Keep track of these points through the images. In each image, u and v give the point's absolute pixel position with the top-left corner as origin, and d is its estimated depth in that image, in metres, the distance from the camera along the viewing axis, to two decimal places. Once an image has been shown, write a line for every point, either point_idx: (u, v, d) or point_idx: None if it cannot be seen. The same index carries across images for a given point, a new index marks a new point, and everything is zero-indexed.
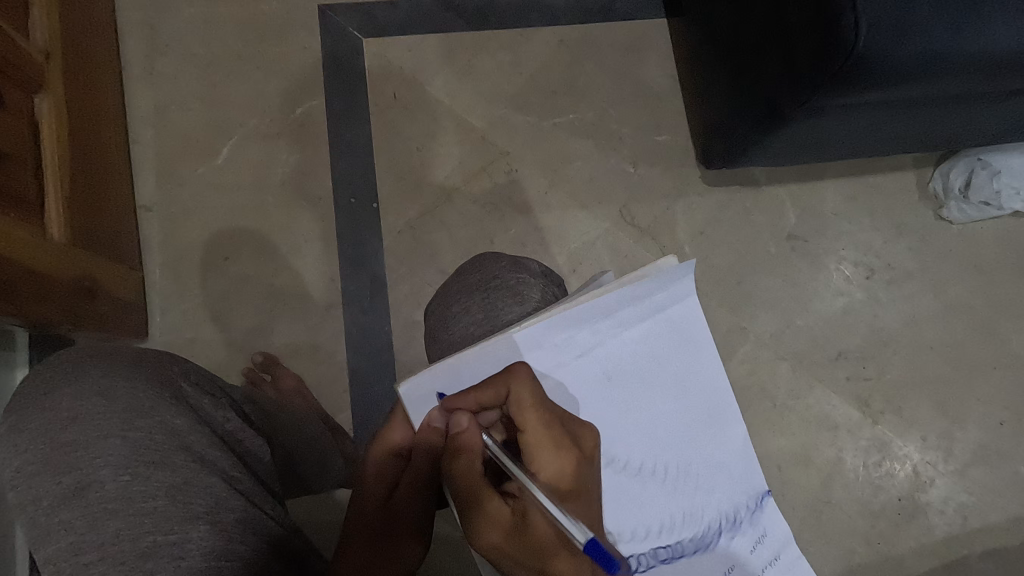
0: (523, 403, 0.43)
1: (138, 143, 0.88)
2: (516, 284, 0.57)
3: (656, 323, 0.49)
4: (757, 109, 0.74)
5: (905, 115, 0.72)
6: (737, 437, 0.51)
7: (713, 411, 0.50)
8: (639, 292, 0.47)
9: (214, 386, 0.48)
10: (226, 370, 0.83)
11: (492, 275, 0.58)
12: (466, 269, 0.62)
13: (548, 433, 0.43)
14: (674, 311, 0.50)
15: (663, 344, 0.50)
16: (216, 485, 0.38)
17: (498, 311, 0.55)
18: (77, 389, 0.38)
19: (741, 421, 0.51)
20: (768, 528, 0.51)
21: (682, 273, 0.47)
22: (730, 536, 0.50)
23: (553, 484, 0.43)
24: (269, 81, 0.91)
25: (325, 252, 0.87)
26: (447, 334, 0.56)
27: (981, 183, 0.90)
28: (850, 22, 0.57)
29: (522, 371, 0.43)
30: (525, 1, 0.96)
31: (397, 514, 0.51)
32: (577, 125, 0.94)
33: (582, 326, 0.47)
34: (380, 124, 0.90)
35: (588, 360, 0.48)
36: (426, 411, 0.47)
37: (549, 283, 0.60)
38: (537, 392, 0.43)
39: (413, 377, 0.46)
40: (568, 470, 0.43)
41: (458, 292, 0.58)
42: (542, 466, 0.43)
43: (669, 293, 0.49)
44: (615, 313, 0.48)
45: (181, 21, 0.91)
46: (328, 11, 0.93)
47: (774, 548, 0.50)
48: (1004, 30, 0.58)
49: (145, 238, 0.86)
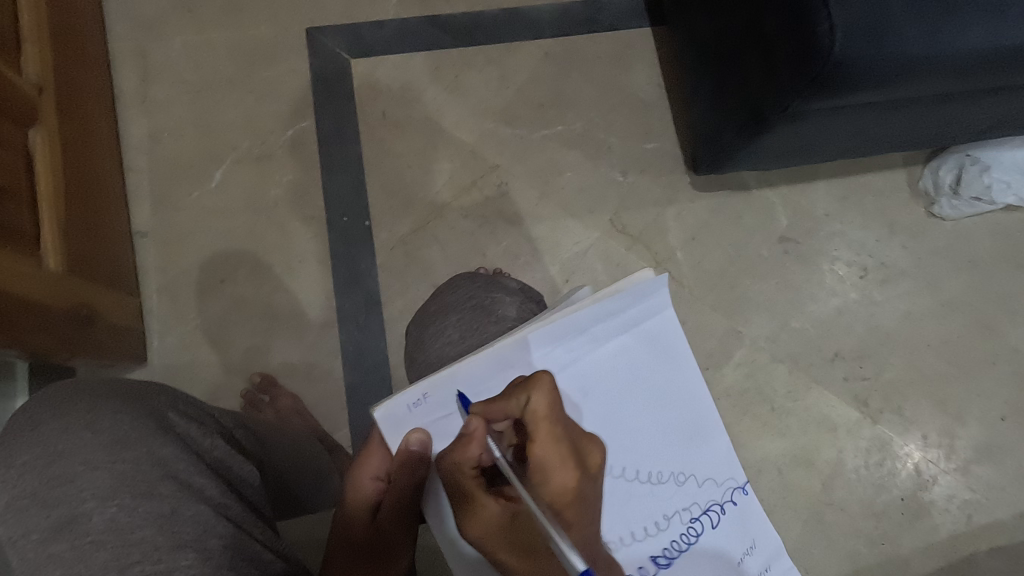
0: (538, 414, 0.43)
1: (132, 170, 0.90)
2: (491, 302, 0.58)
3: (631, 338, 0.50)
4: (743, 114, 0.75)
5: (887, 116, 0.72)
6: (723, 452, 0.52)
7: (696, 426, 0.52)
8: (616, 307, 0.48)
9: (201, 414, 0.49)
10: (224, 391, 0.84)
11: (467, 295, 0.59)
12: (442, 290, 0.63)
13: (556, 447, 0.43)
14: (649, 324, 0.50)
15: (638, 357, 0.51)
16: (204, 513, 0.39)
17: (475, 328, 0.56)
18: (64, 423, 0.39)
19: (725, 434, 0.52)
20: (757, 540, 0.53)
21: (655, 287, 0.48)
22: (722, 551, 0.52)
23: (551, 498, 0.43)
24: (261, 104, 0.92)
25: (320, 270, 0.88)
26: (425, 353, 0.57)
27: (971, 179, 0.90)
28: (825, 29, 0.57)
29: (543, 381, 0.43)
30: (510, 15, 0.97)
31: (385, 533, 0.52)
32: (565, 135, 0.94)
33: (557, 343, 0.49)
34: (370, 142, 0.92)
35: (565, 377, 0.50)
36: (407, 428, 0.48)
37: (525, 299, 0.62)
38: (552, 404, 0.43)
39: (389, 401, 0.47)
40: (566, 487, 0.43)
41: (434, 314, 0.59)
42: (543, 480, 0.43)
43: (644, 306, 0.49)
44: (589, 329, 0.49)
45: (172, 49, 0.93)
46: (316, 33, 0.94)
47: (764, 560, 0.53)
48: (980, 28, 0.58)
49: (142, 263, 0.87)
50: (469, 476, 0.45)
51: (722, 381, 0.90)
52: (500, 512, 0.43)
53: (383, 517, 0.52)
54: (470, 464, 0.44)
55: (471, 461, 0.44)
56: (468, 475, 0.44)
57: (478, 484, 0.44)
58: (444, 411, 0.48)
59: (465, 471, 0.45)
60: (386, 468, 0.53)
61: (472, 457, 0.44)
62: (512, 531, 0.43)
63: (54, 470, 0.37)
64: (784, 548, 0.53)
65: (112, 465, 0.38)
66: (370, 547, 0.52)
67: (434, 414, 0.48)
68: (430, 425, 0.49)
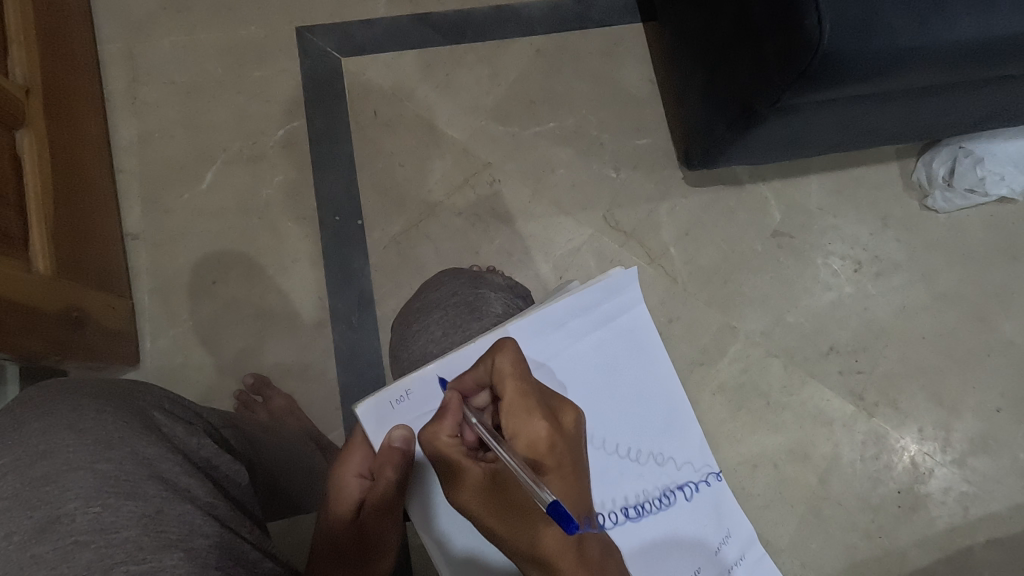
0: (504, 374, 0.46)
1: (123, 172, 0.89)
2: (476, 299, 0.58)
3: (606, 333, 0.53)
4: (733, 109, 0.74)
5: (877, 108, 0.72)
6: (695, 440, 0.54)
7: (669, 416, 0.54)
8: (587, 301, 0.51)
9: (188, 415, 0.50)
10: (217, 393, 0.84)
11: (452, 292, 0.59)
12: (427, 287, 0.63)
13: (527, 403, 0.46)
14: (623, 319, 0.53)
15: (615, 351, 0.53)
16: (189, 512, 0.38)
17: (458, 326, 0.56)
18: (48, 425, 0.39)
19: (696, 425, 0.54)
20: (732, 528, 0.54)
21: (625, 282, 0.51)
22: (698, 536, 0.53)
23: (529, 453, 0.44)
24: (251, 105, 0.92)
25: (312, 271, 0.88)
26: (409, 350, 0.57)
27: (965, 171, 0.91)
28: (814, 21, 0.57)
29: (507, 346, 0.47)
30: (500, 13, 0.97)
31: (369, 530, 0.52)
32: (557, 132, 0.94)
33: (535, 337, 0.52)
34: (361, 141, 0.91)
35: (543, 371, 0.52)
36: (390, 424, 0.50)
37: (510, 295, 0.62)
38: (519, 364, 0.46)
39: (373, 397, 0.50)
40: (542, 440, 0.44)
41: (419, 310, 0.59)
42: (517, 435, 0.45)
43: (618, 302, 0.52)
44: (566, 323, 0.52)
45: (162, 50, 0.93)
46: (306, 32, 0.94)
47: (739, 548, 0.54)
48: (969, 19, 0.58)
49: (134, 265, 0.87)
50: (448, 443, 0.46)
51: (717, 377, 0.90)
52: (482, 475, 0.44)
53: (366, 514, 0.52)
54: (449, 433, 0.46)
55: (448, 429, 0.46)
56: (448, 444, 0.46)
57: (459, 451, 0.45)
58: (425, 408, 0.50)
59: (442, 439, 0.46)
60: (369, 465, 0.52)
61: (449, 425, 0.46)
62: (495, 491, 0.44)
63: (38, 471, 0.37)
64: (757, 537, 0.54)
65: (96, 465, 0.38)
66: (354, 545, 0.52)
67: (416, 411, 0.51)
68: (413, 422, 0.51)
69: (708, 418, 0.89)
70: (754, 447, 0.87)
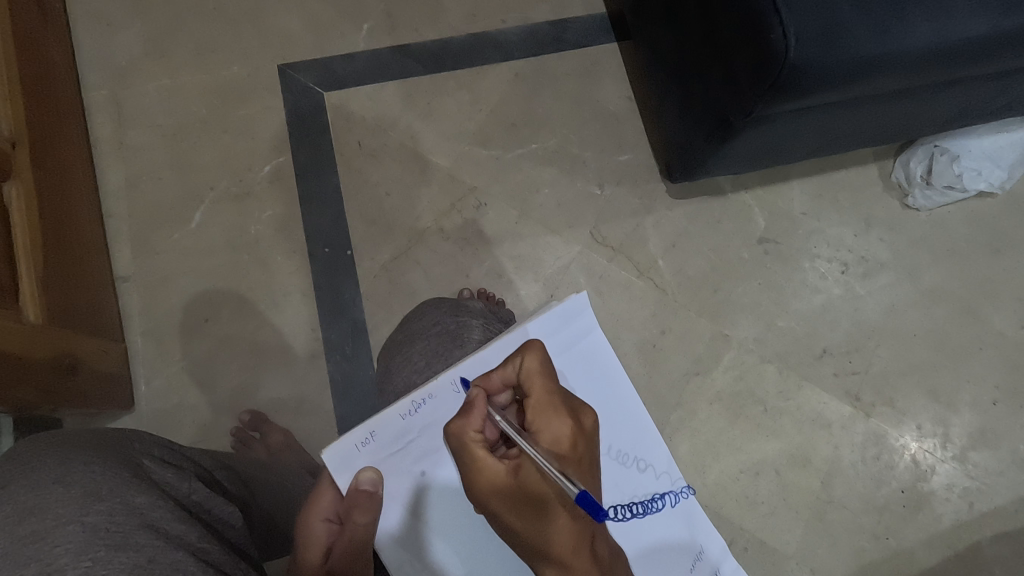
0: (532, 372, 0.48)
1: (111, 217, 0.90)
2: (458, 327, 0.59)
3: (567, 360, 0.55)
4: (708, 122, 0.76)
5: (846, 115, 0.74)
6: (664, 458, 0.56)
7: (637, 435, 0.56)
8: (544, 330, 0.54)
9: (179, 459, 0.50)
10: (214, 431, 0.84)
11: (433, 322, 0.60)
12: (409, 318, 0.64)
13: (552, 400, 0.47)
14: (582, 346, 0.56)
15: (575, 376, 0.56)
16: (182, 559, 0.38)
17: (441, 355, 0.57)
18: (35, 480, 0.39)
19: (663, 444, 0.56)
20: (705, 545, 0.57)
21: (577, 309, 0.55)
22: (676, 552, 0.56)
23: (553, 451, 0.45)
24: (237, 143, 0.93)
25: (304, 303, 0.88)
26: (394, 382, 0.58)
27: (942, 169, 0.93)
28: (778, 35, 0.59)
29: (534, 346, 0.48)
30: (478, 39, 0.99)
31: None
32: (540, 153, 0.96)
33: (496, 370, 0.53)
34: (347, 173, 0.92)
35: None
36: (358, 467, 0.51)
37: (489, 319, 0.64)
38: (546, 363, 0.48)
39: (337, 442, 0.50)
40: (566, 437, 0.46)
41: (402, 343, 0.60)
42: (543, 430, 0.46)
43: (574, 329, 0.55)
44: None
45: (146, 95, 0.94)
46: (288, 70, 0.96)
47: (713, 563, 0.57)
48: (926, 26, 0.60)
49: (125, 308, 0.87)
50: (473, 439, 0.46)
51: (712, 387, 0.90)
52: (505, 471, 0.44)
53: (335, 560, 0.51)
54: (475, 429, 0.46)
55: (475, 425, 0.47)
56: (473, 439, 0.46)
57: (482, 448, 0.45)
58: (394, 448, 0.51)
59: (469, 434, 0.46)
60: (337, 508, 0.52)
61: (476, 421, 0.47)
62: (517, 489, 0.43)
63: (26, 528, 0.37)
64: (730, 552, 0.57)
65: (85, 518, 0.38)
66: None
67: (383, 452, 0.51)
68: (381, 462, 0.51)
69: (705, 428, 0.89)
70: (755, 455, 0.87)
